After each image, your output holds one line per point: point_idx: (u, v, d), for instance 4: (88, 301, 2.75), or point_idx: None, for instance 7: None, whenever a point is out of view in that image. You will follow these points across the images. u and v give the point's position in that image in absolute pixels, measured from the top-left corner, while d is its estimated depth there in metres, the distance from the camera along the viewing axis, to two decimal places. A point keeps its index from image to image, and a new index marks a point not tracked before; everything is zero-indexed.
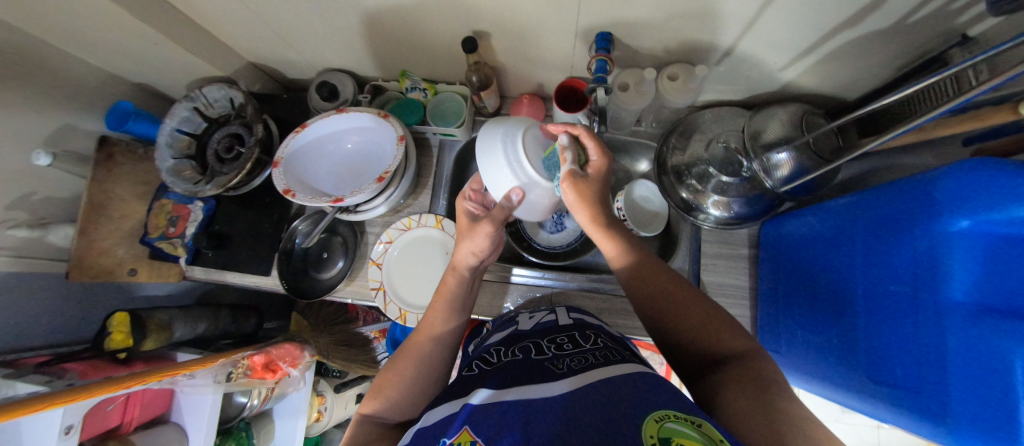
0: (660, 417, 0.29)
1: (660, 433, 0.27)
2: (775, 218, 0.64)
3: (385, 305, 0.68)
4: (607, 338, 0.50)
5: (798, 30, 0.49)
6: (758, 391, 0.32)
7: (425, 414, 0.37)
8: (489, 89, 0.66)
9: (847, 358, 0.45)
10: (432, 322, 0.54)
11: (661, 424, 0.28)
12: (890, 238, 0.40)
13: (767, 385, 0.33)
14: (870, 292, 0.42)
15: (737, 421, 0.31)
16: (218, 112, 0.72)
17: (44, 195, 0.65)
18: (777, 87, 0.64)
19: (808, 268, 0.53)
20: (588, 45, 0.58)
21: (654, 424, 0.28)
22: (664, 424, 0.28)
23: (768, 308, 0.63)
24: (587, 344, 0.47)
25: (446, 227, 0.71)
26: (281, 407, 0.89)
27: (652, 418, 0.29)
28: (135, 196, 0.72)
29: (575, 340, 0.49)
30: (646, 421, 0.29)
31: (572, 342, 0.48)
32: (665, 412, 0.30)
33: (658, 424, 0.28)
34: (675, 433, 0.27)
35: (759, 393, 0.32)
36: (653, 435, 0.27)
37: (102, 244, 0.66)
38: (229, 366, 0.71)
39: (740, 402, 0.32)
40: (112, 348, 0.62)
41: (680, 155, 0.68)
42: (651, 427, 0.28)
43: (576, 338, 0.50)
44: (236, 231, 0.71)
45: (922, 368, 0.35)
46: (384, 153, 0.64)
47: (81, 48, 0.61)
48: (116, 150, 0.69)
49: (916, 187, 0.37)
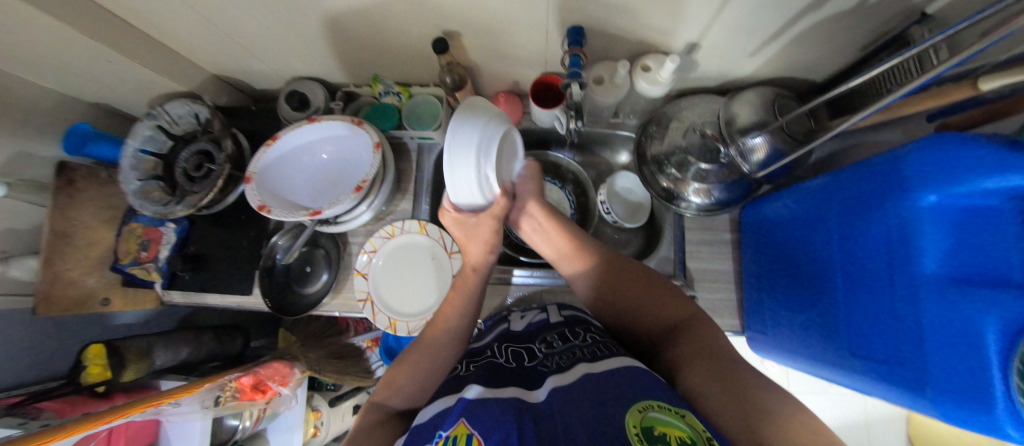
0: (644, 407, 0.29)
1: (642, 421, 0.28)
2: (754, 201, 0.65)
3: (375, 316, 0.67)
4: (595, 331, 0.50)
5: (764, 17, 0.50)
6: (715, 363, 0.35)
7: (420, 411, 0.36)
8: (464, 89, 0.65)
9: (828, 335, 0.46)
10: (445, 317, 0.54)
11: (644, 413, 0.28)
12: (863, 217, 0.41)
13: (717, 356, 0.36)
14: (848, 270, 0.43)
15: (702, 395, 0.33)
16: (184, 128, 0.69)
17: (2, 228, 0.62)
18: (748, 73, 0.65)
19: (787, 249, 0.55)
20: (560, 40, 0.57)
21: (638, 414, 0.28)
22: (648, 413, 0.28)
23: (751, 292, 0.64)
24: (576, 340, 0.48)
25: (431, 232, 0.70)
26: (276, 425, 0.87)
27: (636, 408, 0.29)
28: (101, 222, 0.69)
29: (564, 337, 0.49)
30: (630, 411, 0.29)
31: (561, 339, 0.49)
32: (650, 403, 0.30)
33: (641, 413, 0.28)
34: (657, 421, 0.27)
35: (717, 365, 0.35)
36: (637, 424, 0.27)
37: (70, 275, 0.63)
38: (216, 390, 0.69)
39: (702, 374, 0.34)
40: (90, 381, 0.59)
41: (658, 144, 0.68)
42: (634, 416, 0.28)
43: (565, 335, 0.50)
44: (214, 250, 0.69)
45: (900, 341, 0.36)
46: (361, 161, 0.63)
47: (30, 70, 0.58)
48: (76, 175, 0.66)
49: (885, 165, 0.38)
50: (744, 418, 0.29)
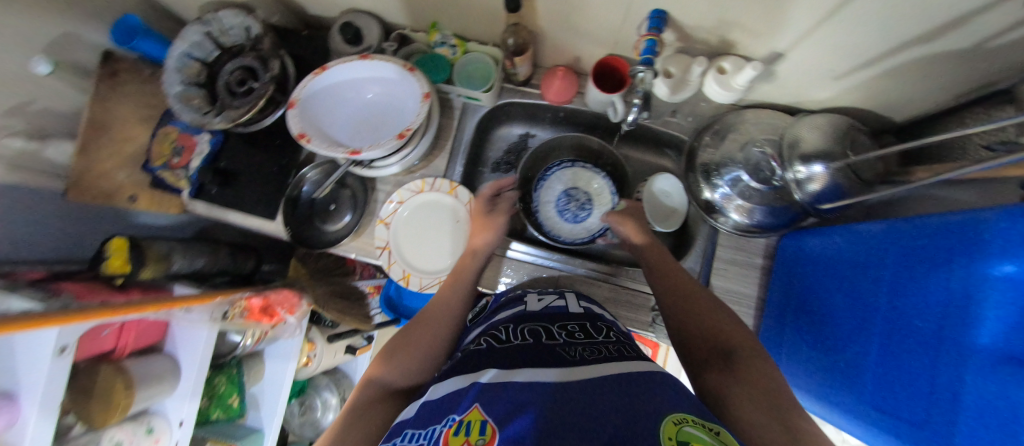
0: (678, 420, 0.28)
1: (677, 435, 0.25)
2: (795, 232, 0.63)
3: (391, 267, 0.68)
4: (618, 333, 0.51)
5: (870, 38, 0.45)
6: (771, 408, 0.35)
7: (432, 388, 0.37)
8: (524, 55, 0.62)
9: (852, 383, 0.45)
10: (442, 299, 0.57)
11: (679, 427, 0.27)
12: (925, 273, 0.38)
13: (771, 397, 0.37)
14: (892, 323, 0.41)
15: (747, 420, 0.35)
16: (232, 41, 0.67)
17: (43, 107, 0.60)
18: (824, 97, 0.61)
19: (827, 288, 0.53)
20: (639, 23, 0.54)
21: (672, 427, 0.27)
22: (683, 427, 0.27)
23: (773, 323, 0.63)
24: (599, 336, 0.48)
25: (460, 194, 0.69)
26: (273, 350, 0.89)
27: (671, 420, 0.27)
28: (139, 119, 0.68)
29: (587, 330, 0.49)
30: (666, 421, 0.27)
31: (583, 331, 0.49)
32: (683, 416, 0.28)
33: (676, 426, 0.27)
34: (691, 436, 0.26)
35: (765, 402, 0.36)
36: (671, 437, 0.25)
37: (102, 167, 0.62)
38: (226, 306, 0.72)
39: (748, 400, 0.37)
40: (109, 271, 0.60)
41: (711, 153, 0.65)
42: (670, 428, 0.26)
43: (588, 328, 0.50)
44: (243, 169, 0.69)
45: (932, 404, 0.35)
46: (405, 110, 0.61)
47: None
48: (120, 67, 0.65)
49: (964, 224, 0.35)
50: None
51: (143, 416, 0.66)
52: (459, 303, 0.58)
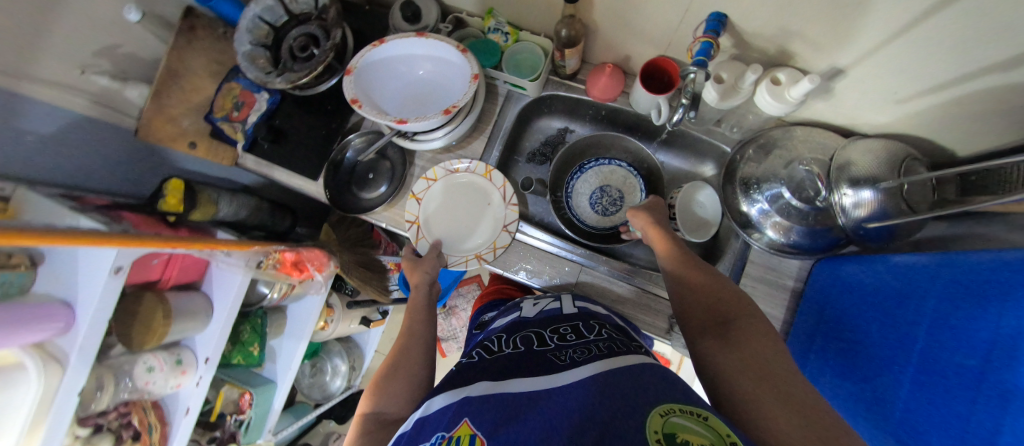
0: (665, 410, 0.30)
1: (664, 427, 0.28)
2: (833, 258, 0.60)
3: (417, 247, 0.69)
4: (611, 330, 0.51)
5: (942, 61, 0.43)
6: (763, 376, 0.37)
7: (421, 405, 0.37)
8: (575, 48, 0.62)
9: (885, 418, 0.43)
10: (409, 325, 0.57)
11: (665, 418, 0.29)
12: (974, 311, 0.36)
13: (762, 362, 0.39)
14: (931, 358, 0.39)
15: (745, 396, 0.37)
16: (301, 8, 0.71)
17: (128, 51, 0.65)
18: (883, 120, 0.58)
19: (862, 317, 0.50)
20: (696, 26, 0.54)
21: (659, 417, 0.29)
22: (670, 418, 0.29)
23: (801, 348, 0.60)
24: (591, 335, 0.48)
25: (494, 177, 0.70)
26: (295, 309, 0.93)
27: (658, 412, 0.29)
28: (208, 73, 0.73)
29: (579, 331, 0.50)
30: (651, 414, 0.29)
31: (575, 333, 0.49)
32: (671, 406, 0.30)
33: (663, 417, 0.29)
34: (678, 427, 0.28)
35: (756, 370, 0.38)
36: (657, 430, 0.27)
37: (171, 112, 0.68)
38: (261, 256, 0.76)
39: (744, 373, 0.39)
40: (165, 208, 0.65)
41: (753, 167, 0.64)
42: (656, 421, 0.28)
43: (579, 328, 0.51)
44: (293, 130, 0.73)
45: (960, 443, 0.34)
46: (453, 89, 0.63)
47: None
48: (198, 23, 0.70)
49: (1021, 263, 0.33)
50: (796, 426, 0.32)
51: (174, 348, 0.70)
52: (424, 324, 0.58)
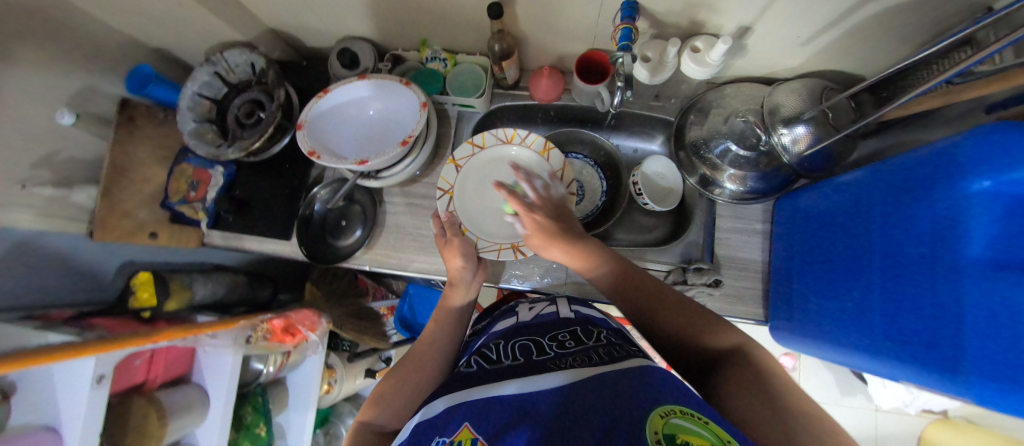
0: (665, 412, 0.30)
1: (664, 428, 0.28)
2: (788, 194, 0.65)
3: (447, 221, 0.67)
4: (609, 336, 0.52)
5: (826, 3, 0.49)
6: (765, 401, 0.37)
7: (421, 410, 0.39)
8: (510, 59, 0.66)
9: (859, 323, 0.46)
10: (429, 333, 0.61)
11: (666, 420, 0.29)
12: (909, 205, 0.41)
13: (764, 392, 0.38)
14: (888, 255, 0.43)
15: (754, 426, 0.36)
16: (239, 77, 0.71)
17: (68, 155, 0.64)
18: (796, 64, 0.64)
19: (824, 239, 0.54)
20: (614, 15, 0.57)
21: (660, 418, 0.29)
22: (670, 420, 0.29)
23: (778, 282, 0.64)
24: (589, 342, 0.49)
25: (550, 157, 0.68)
26: (295, 378, 0.90)
27: (658, 414, 0.29)
28: (155, 160, 0.72)
29: (577, 337, 0.51)
30: (652, 417, 0.29)
31: (574, 340, 0.50)
32: (672, 409, 0.30)
33: (663, 419, 0.29)
34: (679, 428, 0.28)
35: (758, 398, 0.38)
36: (658, 431, 0.27)
37: (125, 206, 0.66)
38: (249, 331, 0.73)
39: (745, 401, 0.38)
40: (138, 305, 0.64)
41: (698, 129, 0.68)
42: (656, 422, 0.29)
43: (578, 334, 0.52)
44: (256, 196, 0.72)
45: (937, 331, 0.36)
46: (404, 121, 0.64)
47: (105, 10, 0.61)
48: (136, 113, 0.68)
49: (939, 153, 0.38)
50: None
51: None
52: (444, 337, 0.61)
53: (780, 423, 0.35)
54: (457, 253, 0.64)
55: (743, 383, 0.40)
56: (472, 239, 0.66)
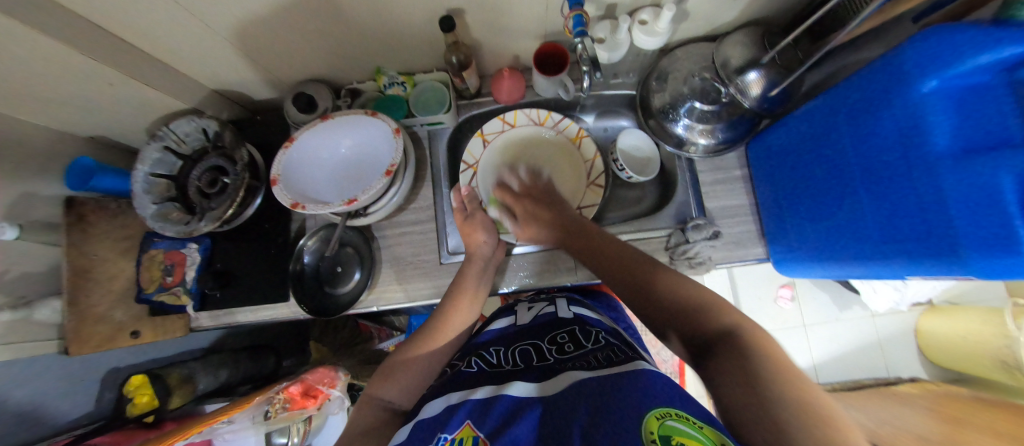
0: (662, 414, 0.33)
1: (659, 429, 0.31)
2: (757, 137, 0.69)
3: (466, 196, 0.70)
4: (607, 336, 0.58)
5: None
6: (747, 383, 0.33)
7: (426, 409, 0.47)
8: (470, 69, 0.66)
9: (857, 234, 0.49)
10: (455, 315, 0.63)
11: (661, 421, 0.32)
12: (872, 117, 0.44)
13: (748, 372, 0.34)
14: (865, 166, 0.47)
15: (737, 409, 0.33)
16: (192, 146, 0.67)
17: (18, 272, 0.58)
18: (734, 16, 0.68)
19: (801, 168, 0.58)
20: (560, 6, 0.59)
21: (656, 421, 0.32)
22: (665, 421, 0.32)
23: (769, 218, 0.67)
24: (589, 344, 0.55)
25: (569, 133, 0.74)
26: (321, 439, 0.86)
27: (654, 416, 0.33)
28: (118, 253, 0.66)
29: (576, 340, 0.57)
30: (647, 418, 0.33)
31: (573, 343, 0.57)
32: (667, 410, 0.34)
33: (659, 420, 0.32)
34: (674, 430, 0.31)
35: (741, 379, 0.34)
36: (653, 431, 0.31)
37: (96, 311, 0.60)
38: (265, 405, 0.69)
39: (729, 379, 0.35)
40: (136, 412, 0.59)
41: (661, 96, 0.71)
42: (652, 423, 0.32)
43: (578, 337, 0.58)
44: (240, 265, 0.69)
45: (929, 223, 0.39)
46: (379, 152, 0.62)
47: (25, 107, 0.55)
48: (86, 209, 0.62)
49: (886, 65, 0.41)
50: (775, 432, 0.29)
51: None
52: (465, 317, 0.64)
53: (760, 405, 0.31)
54: (479, 229, 0.66)
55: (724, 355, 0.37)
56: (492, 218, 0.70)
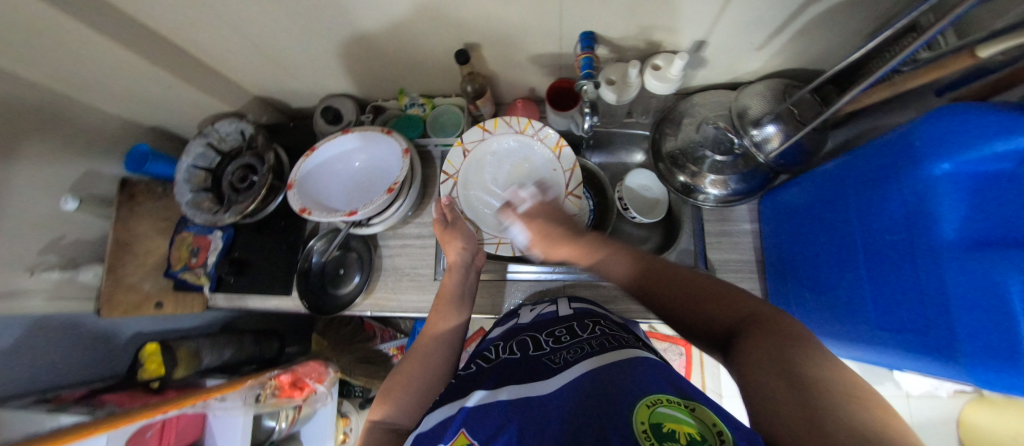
0: (653, 402, 0.33)
1: (650, 417, 0.31)
2: (770, 192, 0.66)
3: (447, 207, 0.67)
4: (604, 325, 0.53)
5: (770, 11, 0.52)
6: (787, 380, 0.28)
7: (426, 420, 0.43)
8: (484, 97, 0.69)
9: (855, 313, 0.46)
10: (439, 326, 0.61)
11: (653, 409, 0.32)
12: (879, 191, 0.41)
13: (786, 370, 0.29)
14: (868, 241, 0.44)
15: (766, 405, 0.28)
16: (231, 145, 0.75)
17: (73, 238, 0.67)
18: (756, 67, 0.67)
19: (807, 230, 0.55)
20: (573, 46, 0.61)
21: (646, 409, 0.32)
22: (656, 408, 0.32)
23: (775, 280, 0.63)
24: (584, 333, 0.51)
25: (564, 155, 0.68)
26: (309, 430, 0.90)
27: (645, 403, 0.32)
28: (157, 232, 0.74)
29: (573, 331, 0.53)
30: (639, 406, 0.32)
31: (569, 334, 0.53)
32: (658, 397, 0.33)
33: (650, 408, 0.32)
34: (665, 417, 0.31)
35: (785, 378, 0.28)
36: (644, 421, 0.30)
37: (129, 280, 0.68)
38: (257, 389, 0.75)
39: (757, 364, 0.31)
40: (147, 376, 0.66)
41: (673, 140, 0.70)
42: (643, 411, 0.31)
43: (573, 328, 0.54)
44: (256, 256, 0.75)
45: (929, 317, 0.36)
46: (389, 167, 0.67)
47: (101, 99, 0.65)
48: (136, 190, 0.71)
49: (896, 141, 0.39)
50: (812, 425, 0.24)
51: None
52: (455, 329, 0.62)
53: (793, 384, 0.27)
54: (457, 236, 0.65)
55: (767, 346, 0.31)
56: (474, 228, 0.68)
